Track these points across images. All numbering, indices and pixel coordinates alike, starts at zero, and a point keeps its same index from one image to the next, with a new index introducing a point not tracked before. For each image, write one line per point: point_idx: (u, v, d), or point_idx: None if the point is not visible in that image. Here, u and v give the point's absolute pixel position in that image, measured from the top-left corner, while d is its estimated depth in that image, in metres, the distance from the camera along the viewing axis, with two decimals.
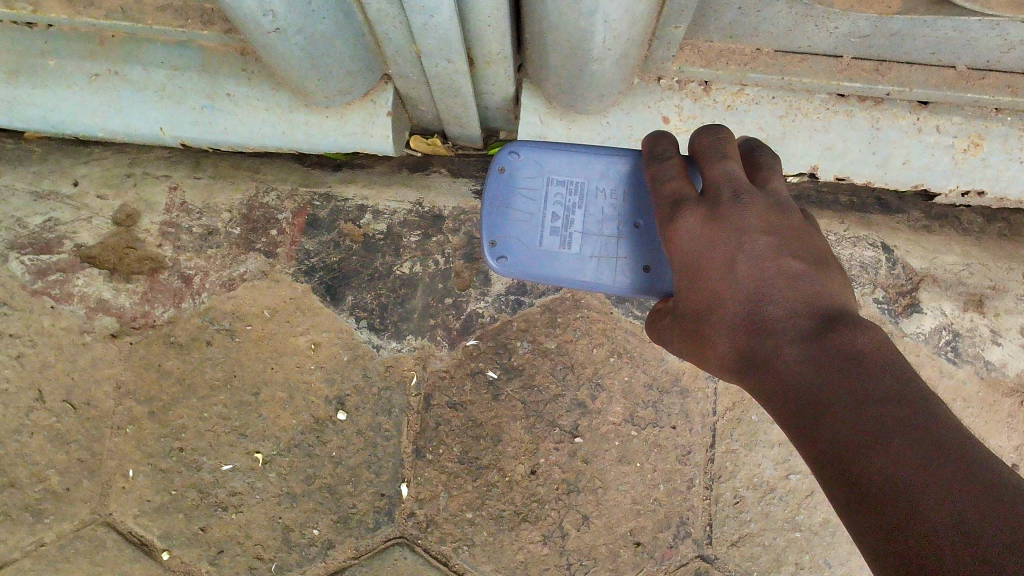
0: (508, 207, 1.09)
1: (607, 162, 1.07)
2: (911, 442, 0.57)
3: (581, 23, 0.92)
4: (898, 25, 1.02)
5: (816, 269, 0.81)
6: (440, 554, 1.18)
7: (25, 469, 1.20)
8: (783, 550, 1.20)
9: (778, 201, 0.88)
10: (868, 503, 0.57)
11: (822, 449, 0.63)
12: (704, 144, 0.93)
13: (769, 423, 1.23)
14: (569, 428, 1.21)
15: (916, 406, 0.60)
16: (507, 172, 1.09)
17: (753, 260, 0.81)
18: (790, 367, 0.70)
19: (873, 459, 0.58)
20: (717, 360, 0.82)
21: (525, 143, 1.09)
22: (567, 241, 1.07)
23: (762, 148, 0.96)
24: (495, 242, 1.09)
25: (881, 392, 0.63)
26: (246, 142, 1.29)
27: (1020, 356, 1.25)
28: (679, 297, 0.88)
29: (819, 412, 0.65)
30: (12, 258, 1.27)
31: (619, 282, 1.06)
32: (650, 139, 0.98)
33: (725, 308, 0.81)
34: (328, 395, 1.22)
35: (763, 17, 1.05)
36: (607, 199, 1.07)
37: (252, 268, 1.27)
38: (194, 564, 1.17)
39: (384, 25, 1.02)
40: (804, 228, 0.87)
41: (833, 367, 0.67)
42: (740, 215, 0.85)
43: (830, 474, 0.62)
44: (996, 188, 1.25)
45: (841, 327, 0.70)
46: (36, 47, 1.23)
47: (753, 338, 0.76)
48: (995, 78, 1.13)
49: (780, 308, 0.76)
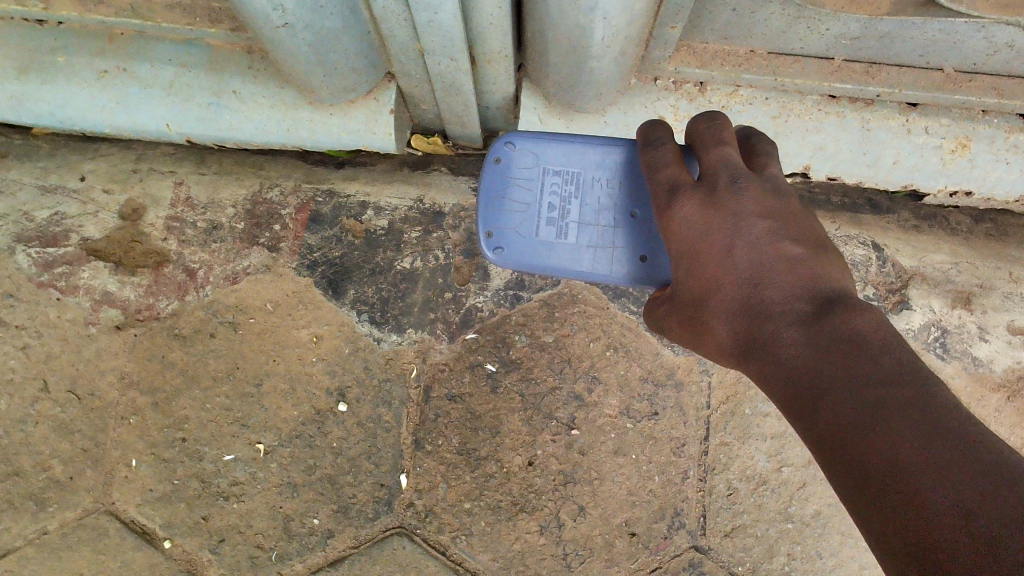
0: (505, 198, 1.12)
1: (603, 152, 1.10)
2: (910, 425, 0.60)
3: (581, 21, 0.94)
4: (887, 27, 1.05)
5: (813, 251, 0.83)
6: (439, 544, 1.20)
7: (29, 458, 1.22)
8: (775, 542, 1.22)
9: (774, 185, 0.91)
10: (866, 484, 0.60)
11: (822, 430, 0.66)
12: (700, 130, 0.96)
13: (761, 416, 1.26)
14: (566, 421, 1.23)
15: (915, 387, 0.63)
16: (504, 162, 1.12)
17: (751, 245, 0.84)
18: (790, 350, 0.73)
19: (871, 441, 0.61)
20: (716, 344, 0.85)
21: (521, 134, 1.12)
22: (562, 231, 1.10)
23: (757, 135, 0.99)
24: (493, 233, 1.11)
25: (878, 372, 0.65)
26: (251, 138, 1.32)
27: (1007, 352, 1.28)
28: (679, 284, 0.90)
29: (817, 393, 0.68)
30: (19, 250, 1.29)
31: (615, 272, 1.08)
32: (645, 127, 1.02)
33: (724, 293, 0.83)
34: (329, 386, 1.24)
35: (757, 18, 1.08)
36: (602, 189, 1.09)
37: (255, 262, 1.30)
38: (195, 553, 1.19)
39: (389, 23, 1.05)
40: (801, 212, 0.90)
41: (830, 349, 0.70)
42: (737, 200, 0.88)
43: (829, 455, 0.64)
44: (983, 188, 1.29)
45: (838, 309, 0.73)
46: (46, 44, 1.25)
47: (753, 322, 0.79)
48: (981, 81, 1.16)
49: (779, 292, 0.79)
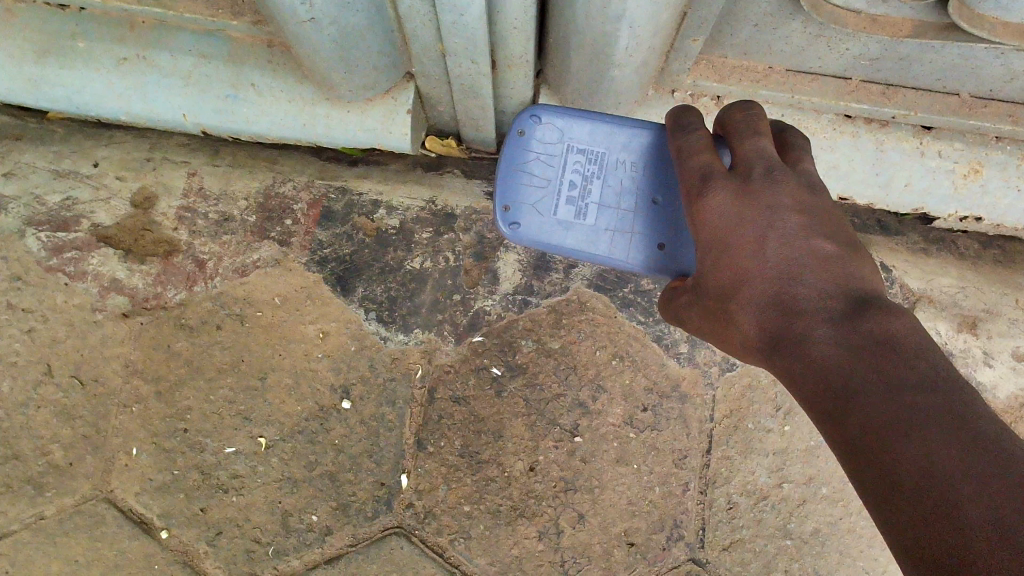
0: (527, 173, 1.14)
1: (629, 134, 1.11)
2: (948, 435, 0.60)
3: (607, 28, 0.95)
4: (907, 49, 1.06)
5: (846, 251, 0.84)
6: (437, 546, 1.19)
7: (30, 441, 1.22)
8: (773, 557, 1.23)
9: (808, 182, 0.92)
10: (896, 492, 0.60)
11: (849, 431, 0.66)
12: (735, 120, 0.97)
13: (764, 432, 1.26)
14: (568, 428, 1.23)
15: (951, 396, 0.63)
16: (528, 135, 1.14)
17: (783, 240, 0.84)
18: (821, 348, 0.73)
19: (904, 447, 0.61)
20: (740, 338, 0.85)
21: (548, 108, 1.13)
22: (582, 212, 1.12)
23: (791, 129, 1.01)
24: (511, 208, 1.14)
25: (912, 376, 0.66)
26: (268, 132, 1.32)
27: (1011, 378, 1.29)
28: (704, 273, 0.90)
29: (847, 392, 0.68)
30: (29, 233, 1.28)
31: (632, 258, 1.10)
32: (677, 112, 1.03)
33: (752, 286, 0.84)
34: (334, 383, 1.24)
35: (778, 35, 1.08)
36: (626, 172, 1.11)
37: (265, 256, 1.29)
38: (192, 544, 1.19)
39: (413, 22, 1.05)
40: (833, 210, 0.90)
41: (863, 350, 0.70)
42: (773, 193, 0.88)
43: (856, 458, 0.65)
44: (994, 215, 1.30)
45: (873, 311, 0.73)
46: (66, 28, 1.26)
47: (782, 318, 0.79)
48: (996, 107, 1.18)
49: (811, 289, 0.79)
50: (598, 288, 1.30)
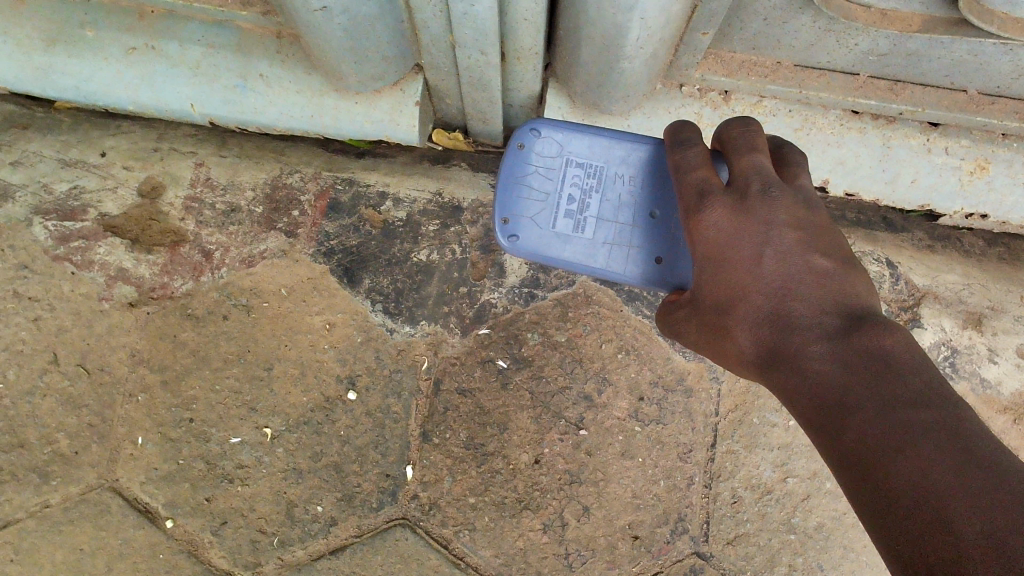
0: (525, 185, 1.14)
1: (628, 148, 1.12)
2: (943, 450, 0.60)
3: (618, 19, 0.94)
4: (915, 45, 1.07)
5: (842, 267, 0.85)
6: (441, 537, 1.20)
7: (36, 430, 1.21)
8: (777, 551, 1.23)
9: (806, 198, 0.92)
10: (893, 508, 0.60)
11: (845, 447, 0.66)
12: (732, 135, 0.97)
13: (769, 426, 1.27)
14: (574, 420, 1.23)
15: (945, 412, 0.63)
16: (527, 147, 1.14)
17: (780, 256, 0.85)
18: (816, 365, 0.73)
19: (902, 463, 0.61)
20: (736, 353, 0.85)
21: (547, 121, 1.14)
22: (580, 225, 1.12)
23: (789, 144, 1.01)
24: (509, 220, 1.13)
25: (907, 394, 0.66)
26: (275, 123, 1.32)
27: (1015, 375, 1.29)
28: (702, 288, 0.91)
29: (843, 409, 0.68)
30: (35, 222, 1.28)
31: (629, 270, 1.11)
32: (674, 125, 1.02)
33: (749, 302, 0.84)
34: (339, 374, 1.24)
35: (787, 29, 1.09)
36: (624, 185, 1.12)
37: (272, 247, 1.30)
38: (197, 534, 1.19)
39: (424, 13, 1.05)
40: (830, 224, 0.91)
41: (859, 367, 0.70)
42: (769, 209, 0.88)
43: (853, 474, 0.65)
44: (999, 212, 1.30)
45: (868, 328, 0.74)
46: (75, 18, 1.26)
47: (778, 334, 0.80)
48: (1003, 104, 1.18)
49: (807, 306, 0.80)
50: (603, 283, 1.30)
